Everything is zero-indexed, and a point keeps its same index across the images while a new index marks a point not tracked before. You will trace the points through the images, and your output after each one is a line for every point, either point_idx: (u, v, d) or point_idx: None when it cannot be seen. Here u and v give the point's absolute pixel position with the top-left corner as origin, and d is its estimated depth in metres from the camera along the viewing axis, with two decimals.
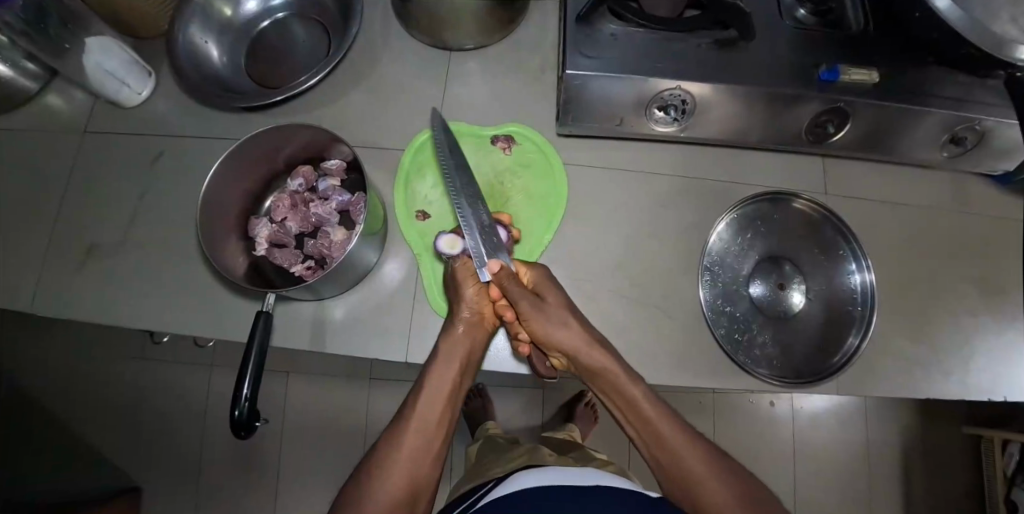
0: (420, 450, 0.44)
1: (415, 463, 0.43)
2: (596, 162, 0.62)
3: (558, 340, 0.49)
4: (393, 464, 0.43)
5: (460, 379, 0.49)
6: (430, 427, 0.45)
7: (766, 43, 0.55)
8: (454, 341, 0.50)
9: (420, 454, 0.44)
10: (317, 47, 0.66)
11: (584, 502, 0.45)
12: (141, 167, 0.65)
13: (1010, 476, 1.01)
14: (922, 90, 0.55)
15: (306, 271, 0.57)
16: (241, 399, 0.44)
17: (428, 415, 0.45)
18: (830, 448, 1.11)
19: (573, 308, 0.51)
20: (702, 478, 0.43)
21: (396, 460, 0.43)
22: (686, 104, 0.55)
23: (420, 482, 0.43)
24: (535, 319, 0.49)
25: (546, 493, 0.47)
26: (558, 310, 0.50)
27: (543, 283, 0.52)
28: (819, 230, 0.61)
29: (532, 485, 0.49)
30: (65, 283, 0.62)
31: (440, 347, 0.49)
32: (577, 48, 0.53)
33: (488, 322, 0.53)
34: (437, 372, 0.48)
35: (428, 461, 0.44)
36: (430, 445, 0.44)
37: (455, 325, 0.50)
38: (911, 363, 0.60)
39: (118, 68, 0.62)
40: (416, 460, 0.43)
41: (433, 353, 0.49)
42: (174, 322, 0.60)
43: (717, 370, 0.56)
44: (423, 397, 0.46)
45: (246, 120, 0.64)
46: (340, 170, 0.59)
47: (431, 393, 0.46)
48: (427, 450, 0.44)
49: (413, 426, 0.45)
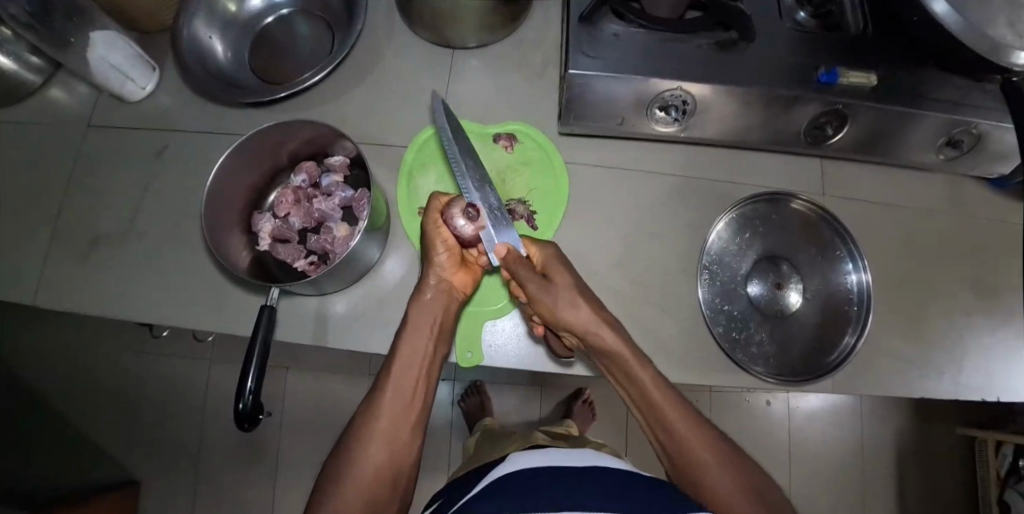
0: (398, 415, 0.48)
1: (393, 428, 0.47)
2: (598, 161, 0.63)
3: (568, 320, 0.49)
4: (375, 430, 0.47)
5: (431, 352, 0.51)
6: (405, 396, 0.49)
7: (767, 43, 0.55)
8: (422, 309, 0.51)
9: (398, 421, 0.48)
10: (320, 43, 0.67)
11: (585, 480, 0.46)
12: (144, 160, 0.65)
13: (1003, 476, 1.02)
14: (918, 93, 0.55)
15: (310, 266, 0.58)
16: (245, 390, 0.45)
17: (405, 383, 0.49)
18: (825, 448, 1.12)
19: (585, 291, 0.52)
20: (699, 461, 0.48)
21: (374, 429, 0.47)
22: (687, 104, 0.55)
23: (400, 445, 0.47)
24: (546, 302, 0.50)
25: (534, 481, 0.46)
26: (572, 290, 0.51)
27: (557, 264, 0.53)
28: (817, 231, 0.61)
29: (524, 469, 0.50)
30: (67, 274, 0.62)
31: (409, 317, 0.51)
32: (579, 47, 0.53)
33: (457, 295, 0.54)
34: (409, 348, 0.50)
35: (406, 431, 0.48)
36: (409, 411, 0.48)
37: (423, 294, 0.52)
38: (907, 363, 0.61)
39: (122, 62, 0.62)
40: (394, 425, 0.47)
41: (404, 322, 0.51)
42: (178, 315, 0.60)
43: (714, 367, 0.57)
44: (398, 366, 0.49)
45: (250, 115, 0.65)
46: (343, 166, 0.60)
47: (405, 362, 0.49)
48: (404, 418, 0.48)
49: (391, 394, 0.48)
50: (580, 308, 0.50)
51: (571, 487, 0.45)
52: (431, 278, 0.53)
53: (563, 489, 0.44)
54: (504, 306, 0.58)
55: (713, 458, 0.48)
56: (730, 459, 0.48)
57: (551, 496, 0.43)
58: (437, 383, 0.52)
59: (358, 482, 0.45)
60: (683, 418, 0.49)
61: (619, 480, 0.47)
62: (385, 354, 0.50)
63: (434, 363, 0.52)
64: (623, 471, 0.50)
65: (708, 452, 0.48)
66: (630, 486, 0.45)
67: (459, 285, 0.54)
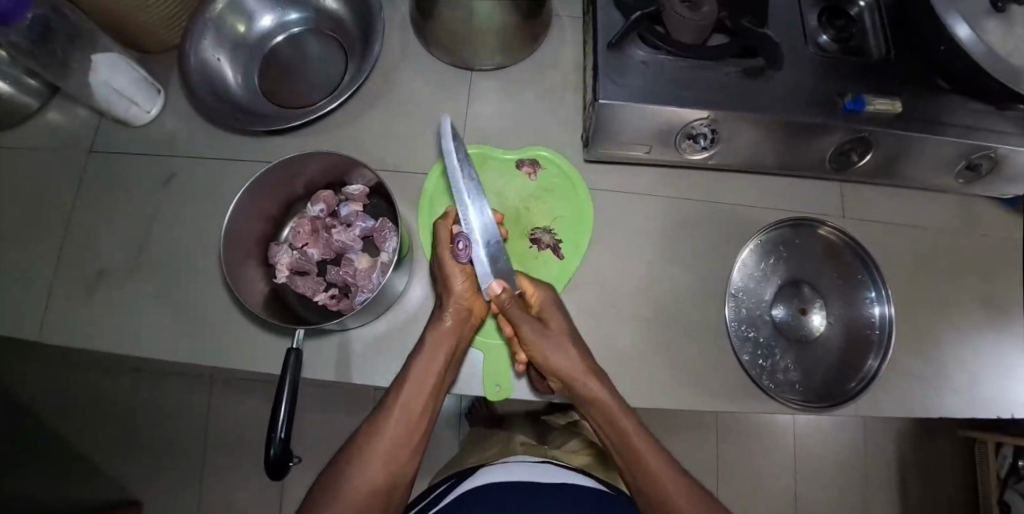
0: (400, 437, 0.47)
1: (393, 450, 0.46)
2: (621, 187, 0.62)
3: (556, 365, 0.49)
4: (375, 451, 0.46)
5: (442, 374, 0.49)
6: (411, 417, 0.48)
7: (791, 70, 0.55)
8: (441, 333, 0.50)
9: (399, 442, 0.47)
10: (332, 63, 0.65)
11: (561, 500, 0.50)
12: (152, 187, 0.63)
13: (1003, 477, 1.04)
14: (940, 119, 0.56)
15: (331, 300, 0.56)
16: (275, 437, 0.44)
17: (413, 405, 0.48)
18: (829, 452, 1.13)
19: (575, 338, 0.52)
20: (681, 508, 0.48)
21: (374, 447, 0.46)
22: (716, 133, 0.55)
23: (399, 467, 0.46)
24: (536, 341, 0.50)
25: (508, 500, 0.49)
26: (561, 336, 0.51)
27: (552, 307, 0.53)
28: (840, 256, 0.62)
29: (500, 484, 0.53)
30: (73, 308, 0.60)
31: (426, 340, 0.50)
32: (607, 75, 0.52)
33: (473, 319, 0.52)
34: (422, 372, 0.48)
35: (406, 450, 0.47)
36: (412, 434, 0.48)
37: (442, 316, 0.50)
38: (922, 382, 0.62)
39: (127, 86, 0.60)
40: (395, 446, 0.46)
41: (419, 344, 0.50)
42: (191, 349, 0.58)
43: (740, 394, 0.57)
44: (408, 388, 0.48)
45: (261, 140, 0.63)
46: (362, 195, 0.58)
47: (417, 384, 0.48)
48: (405, 442, 0.47)
49: (397, 415, 0.47)
50: (568, 354, 0.50)
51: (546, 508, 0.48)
52: (450, 299, 0.51)
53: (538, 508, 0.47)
54: None
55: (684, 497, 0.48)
56: (711, 508, 0.49)
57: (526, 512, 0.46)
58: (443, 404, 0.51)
59: (350, 499, 0.44)
60: (665, 464, 0.49)
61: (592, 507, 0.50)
62: (395, 374, 0.50)
63: (444, 385, 0.51)
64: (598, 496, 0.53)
65: (680, 490, 0.48)
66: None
67: (478, 311, 0.53)
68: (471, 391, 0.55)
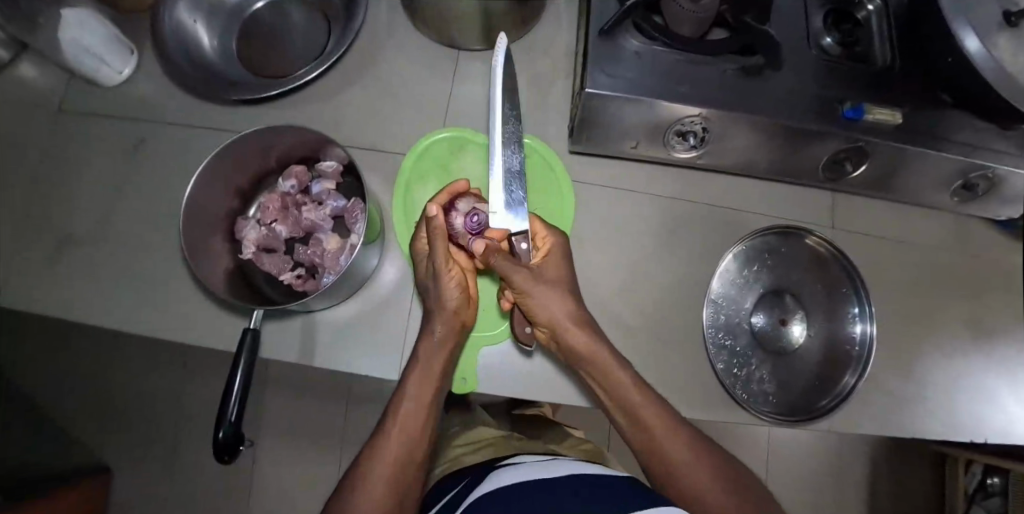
0: (404, 457, 0.46)
1: (398, 470, 0.45)
2: (607, 182, 0.60)
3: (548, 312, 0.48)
4: (379, 472, 0.44)
5: (440, 386, 0.49)
6: (413, 435, 0.47)
7: (791, 72, 0.53)
8: (436, 342, 0.49)
9: (403, 459, 0.45)
10: (314, 34, 0.62)
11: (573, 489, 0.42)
12: (121, 153, 0.61)
13: (971, 494, 1.01)
14: (941, 134, 0.54)
15: (296, 280, 0.55)
16: (225, 421, 0.43)
17: (413, 418, 0.47)
18: (807, 458, 1.09)
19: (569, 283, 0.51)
20: (690, 468, 0.47)
21: (377, 469, 0.45)
22: (706, 132, 0.53)
23: (406, 487, 0.45)
24: (530, 288, 0.48)
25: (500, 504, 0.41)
26: (556, 285, 0.50)
27: (555, 252, 0.51)
28: (827, 269, 0.60)
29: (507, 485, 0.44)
30: (32, 273, 0.58)
31: (420, 352, 0.49)
32: (597, 64, 0.49)
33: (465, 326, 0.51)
34: (418, 383, 0.48)
35: (411, 468, 0.46)
36: (415, 451, 0.46)
37: (433, 325, 0.50)
38: (900, 401, 0.61)
39: (97, 46, 0.57)
40: (399, 465, 0.45)
41: (413, 357, 0.49)
42: (152, 323, 0.56)
43: (713, 403, 0.56)
44: (406, 406, 0.47)
45: (237, 110, 0.60)
46: (335, 173, 0.55)
47: (415, 401, 0.48)
48: (410, 458, 0.46)
49: (397, 434, 0.46)
50: (558, 305, 0.49)
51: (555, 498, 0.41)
52: (440, 304, 0.49)
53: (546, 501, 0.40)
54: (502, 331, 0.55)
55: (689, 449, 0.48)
56: (709, 457, 0.48)
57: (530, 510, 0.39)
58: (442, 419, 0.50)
59: None
60: (662, 414, 0.48)
61: (611, 490, 0.43)
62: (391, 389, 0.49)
63: (442, 398, 0.50)
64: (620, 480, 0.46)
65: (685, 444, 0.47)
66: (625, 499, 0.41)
67: (471, 319, 0.52)
68: None
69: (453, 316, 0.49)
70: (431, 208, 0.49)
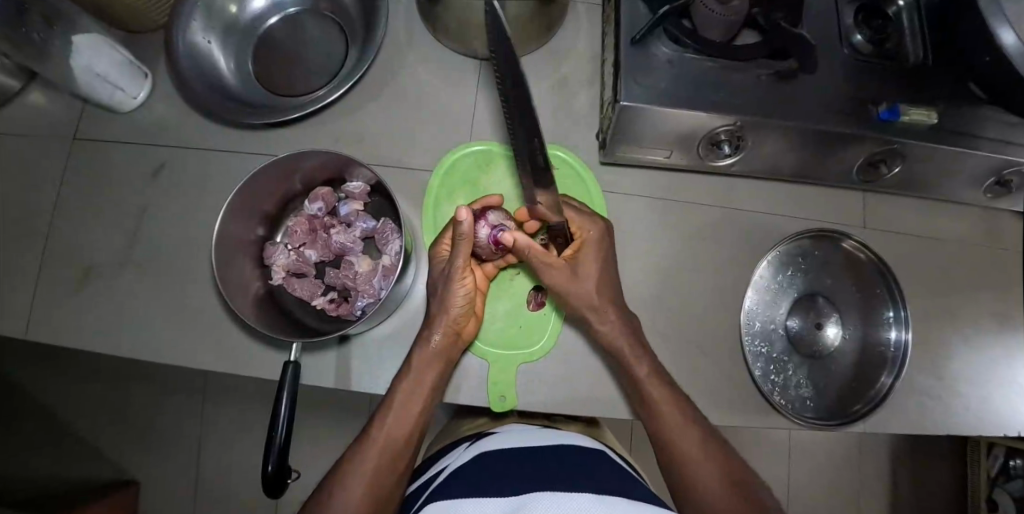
0: (384, 466, 0.46)
1: (377, 478, 0.45)
2: (637, 190, 0.59)
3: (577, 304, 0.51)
4: (356, 477, 0.44)
5: (429, 398, 0.49)
6: (395, 444, 0.47)
7: (824, 75, 0.52)
8: (428, 353, 0.49)
9: (384, 468, 0.46)
10: (331, 49, 0.60)
11: (549, 463, 0.44)
12: (141, 180, 0.60)
13: (993, 477, 0.97)
14: (978, 133, 0.53)
15: (330, 304, 0.54)
16: (274, 447, 0.43)
17: (401, 426, 0.48)
18: (829, 439, 1.03)
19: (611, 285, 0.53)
20: (706, 479, 0.46)
21: (357, 473, 0.45)
22: (742, 140, 0.52)
23: (383, 496, 0.45)
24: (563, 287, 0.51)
25: (491, 468, 0.44)
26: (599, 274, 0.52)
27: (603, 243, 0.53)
28: (861, 270, 0.60)
29: (496, 449, 0.48)
30: (59, 306, 0.57)
31: (413, 361, 0.50)
32: (630, 74, 0.48)
33: (463, 339, 0.52)
34: (408, 395, 0.48)
35: (391, 478, 0.46)
36: (396, 462, 0.46)
37: (432, 334, 0.50)
38: (930, 400, 0.61)
39: (111, 71, 0.56)
40: (379, 474, 0.45)
41: (405, 365, 0.50)
42: (180, 351, 0.56)
43: (751, 410, 0.55)
44: (392, 415, 0.48)
45: (257, 131, 0.59)
46: (363, 193, 0.55)
47: (400, 410, 0.48)
48: (392, 468, 0.46)
49: (380, 441, 0.47)
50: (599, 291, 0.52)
51: (529, 474, 0.42)
52: (441, 313, 0.50)
53: (519, 477, 0.42)
54: (538, 348, 0.55)
55: (705, 455, 0.48)
56: (724, 460, 0.48)
57: (502, 483, 0.41)
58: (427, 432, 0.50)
59: None
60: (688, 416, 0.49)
61: (587, 468, 0.44)
62: (382, 396, 0.49)
63: (431, 411, 0.50)
64: (600, 458, 0.47)
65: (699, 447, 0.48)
66: (595, 477, 0.42)
67: (468, 334, 0.52)
68: (476, 403, 0.54)
69: (449, 325, 0.50)
70: (459, 212, 0.45)
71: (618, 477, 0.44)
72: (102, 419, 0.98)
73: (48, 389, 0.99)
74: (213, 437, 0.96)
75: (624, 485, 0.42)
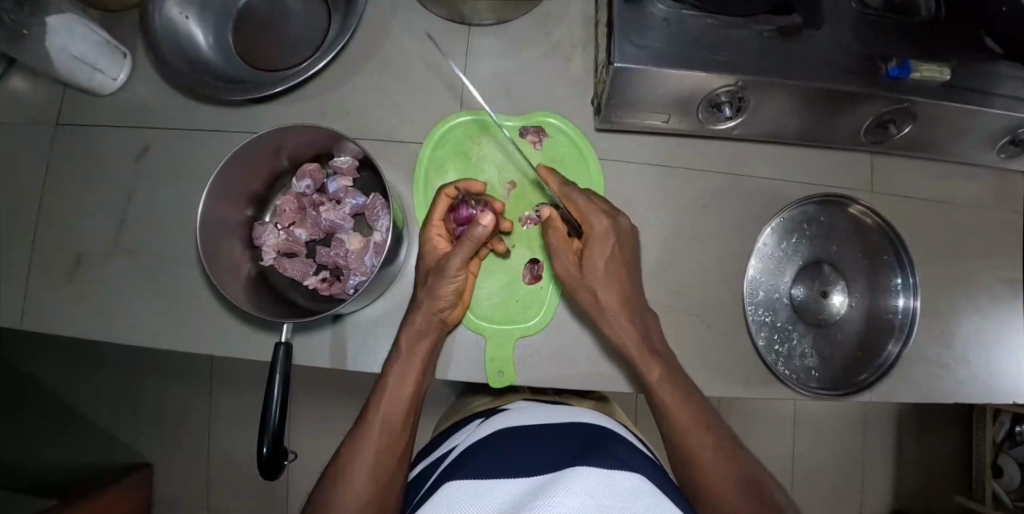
0: (384, 450, 0.46)
1: (379, 462, 0.45)
2: (636, 158, 0.57)
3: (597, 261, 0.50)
4: (359, 465, 0.45)
5: (419, 381, 0.49)
6: (393, 426, 0.47)
7: (830, 31, 0.49)
8: (412, 338, 0.49)
9: (385, 450, 0.46)
10: (314, 19, 0.58)
11: (560, 446, 0.43)
12: (127, 163, 0.59)
13: (999, 442, 0.96)
14: (996, 90, 0.50)
15: (322, 283, 0.53)
16: (268, 430, 0.42)
17: (395, 412, 0.48)
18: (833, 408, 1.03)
19: (622, 257, 0.51)
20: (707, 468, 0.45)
21: (359, 460, 0.45)
22: (743, 101, 0.50)
23: (386, 479, 0.45)
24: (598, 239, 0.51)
25: (498, 450, 0.43)
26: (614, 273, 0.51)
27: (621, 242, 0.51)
28: (869, 236, 0.58)
29: (507, 430, 0.46)
30: (52, 293, 0.57)
31: (397, 348, 0.49)
32: (623, 34, 0.46)
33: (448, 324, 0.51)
34: (397, 380, 0.48)
35: (393, 457, 0.46)
36: (395, 445, 0.47)
37: (414, 318, 0.49)
38: (940, 370, 0.59)
39: (87, 52, 0.54)
40: (380, 459, 0.45)
41: (392, 353, 0.49)
42: (176, 334, 0.55)
43: (757, 382, 0.54)
44: (386, 400, 0.48)
45: (243, 111, 0.58)
46: (351, 168, 0.53)
47: (395, 393, 0.48)
48: (390, 450, 0.46)
49: (377, 429, 0.47)
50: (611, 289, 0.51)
51: (538, 457, 0.41)
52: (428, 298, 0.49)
53: (526, 462, 0.40)
54: (534, 323, 0.54)
55: (711, 448, 0.46)
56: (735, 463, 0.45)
57: (510, 469, 0.40)
58: (421, 414, 0.51)
59: None
60: (681, 398, 0.47)
61: (588, 446, 0.43)
62: (372, 384, 0.49)
63: (421, 393, 0.50)
64: (600, 432, 0.46)
65: (706, 440, 0.46)
66: (600, 453, 0.41)
67: (454, 319, 0.52)
68: (474, 379, 0.53)
69: (435, 313, 0.49)
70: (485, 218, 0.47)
71: (620, 450, 0.43)
72: (109, 405, 0.99)
73: (54, 378, 0.99)
74: (220, 423, 0.97)
75: (629, 461, 0.41)
